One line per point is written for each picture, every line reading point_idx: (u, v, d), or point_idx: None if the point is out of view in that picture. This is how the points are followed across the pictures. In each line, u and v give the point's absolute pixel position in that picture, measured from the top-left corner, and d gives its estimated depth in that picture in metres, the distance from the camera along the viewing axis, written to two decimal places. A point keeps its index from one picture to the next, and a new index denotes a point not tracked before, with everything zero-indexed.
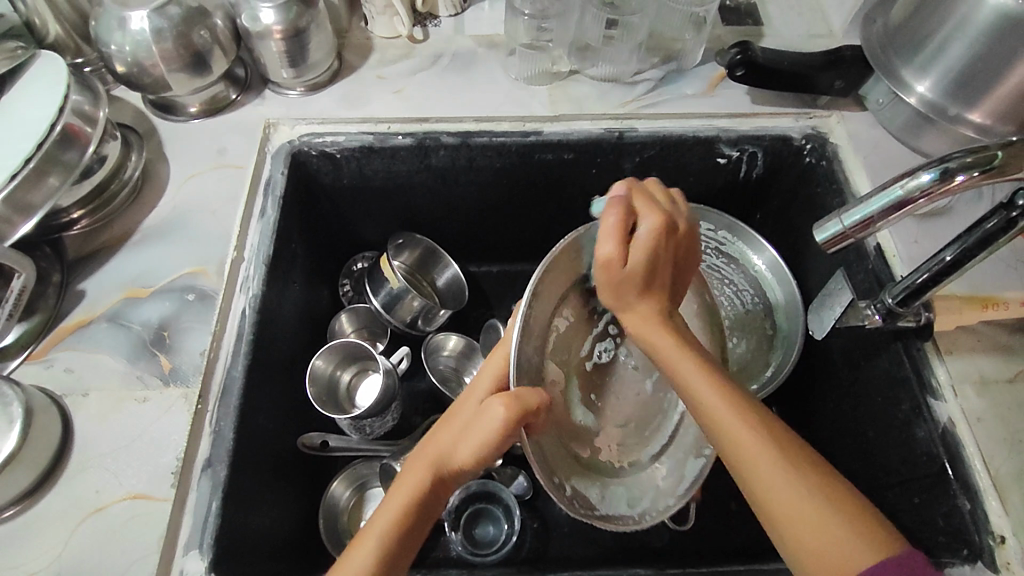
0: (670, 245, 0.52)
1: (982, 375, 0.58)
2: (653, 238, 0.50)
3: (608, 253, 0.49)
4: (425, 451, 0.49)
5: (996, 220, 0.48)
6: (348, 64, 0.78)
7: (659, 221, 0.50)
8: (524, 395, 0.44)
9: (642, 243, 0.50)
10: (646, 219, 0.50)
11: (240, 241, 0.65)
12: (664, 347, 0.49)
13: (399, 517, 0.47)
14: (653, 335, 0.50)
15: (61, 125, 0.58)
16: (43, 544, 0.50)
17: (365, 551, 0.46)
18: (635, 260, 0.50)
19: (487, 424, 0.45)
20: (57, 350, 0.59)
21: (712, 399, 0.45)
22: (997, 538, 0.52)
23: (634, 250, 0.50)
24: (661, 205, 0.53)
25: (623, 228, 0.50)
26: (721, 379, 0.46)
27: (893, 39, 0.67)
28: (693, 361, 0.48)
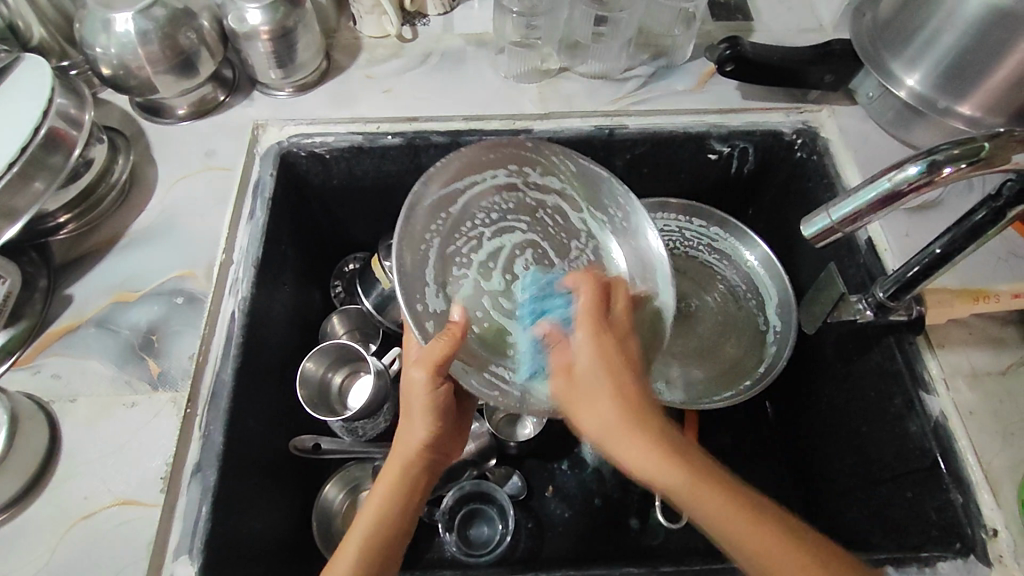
0: (624, 325, 0.53)
1: (973, 368, 0.58)
2: (585, 343, 0.51)
3: (563, 379, 0.52)
4: (396, 451, 0.54)
5: (985, 211, 0.48)
6: (336, 64, 0.77)
7: (586, 329, 0.51)
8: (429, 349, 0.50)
9: (581, 358, 0.51)
10: (579, 335, 0.51)
11: (229, 244, 0.64)
12: (638, 458, 0.46)
13: (380, 509, 0.51)
14: (641, 460, 0.46)
15: (46, 129, 0.58)
16: (32, 551, 0.49)
17: (353, 540, 0.50)
18: (579, 374, 0.51)
19: (417, 394, 0.52)
20: (45, 355, 0.58)
21: (728, 517, 0.43)
22: (989, 531, 0.52)
23: (579, 367, 0.51)
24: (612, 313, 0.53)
25: (577, 345, 0.51)
26: (717, 479, 0.45)
27: (882, 32, 0.67)
28: (682, 474, 0.44)
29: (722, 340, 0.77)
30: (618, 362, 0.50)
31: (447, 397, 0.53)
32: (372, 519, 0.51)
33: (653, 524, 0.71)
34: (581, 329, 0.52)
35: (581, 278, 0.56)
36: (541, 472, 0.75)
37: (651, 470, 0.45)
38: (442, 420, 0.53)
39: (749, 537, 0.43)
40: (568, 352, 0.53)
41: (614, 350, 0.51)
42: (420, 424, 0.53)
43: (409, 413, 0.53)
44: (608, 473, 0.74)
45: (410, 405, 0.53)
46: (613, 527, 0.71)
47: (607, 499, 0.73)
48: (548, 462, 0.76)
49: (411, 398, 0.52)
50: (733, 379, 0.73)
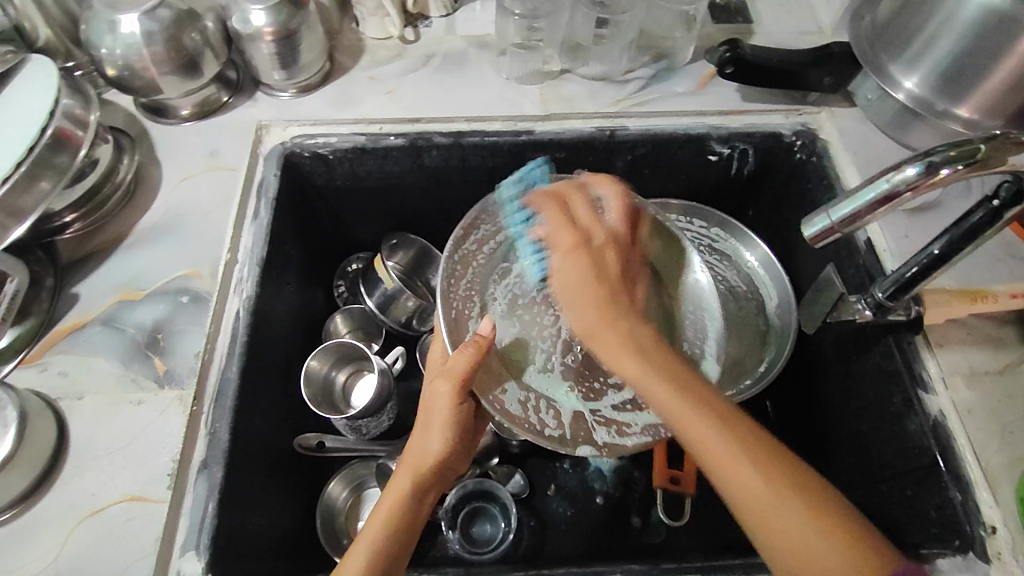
0: (590, 224, 0.55)
1: (971, 367, 0.59)
2: (565, 258, 0.53)
3: (559, 271, 0.53)
4: (408, 460, 0.54)
5: (981, 212, 0.49)
6: (340, 65, 0.78)
7: (563, 244, 0.54)
8: (455, 361, 0.52)
9: (570, 265, 0.53)
10: (563, 240, 0.54)
11: (233, 243, 0.65)
12: (608, 352, 0.49)
13: (393, 515, 0.51)
14: (611, 352, 0.49)
15: (53, 129, 0.58)
16: (40, 548, 0.50)
17: (362, 545, 0.49)
18: (569, 273, 0.52)
19: (442, 405, 0.53)
20: (52, 354, 0.59)
21: (694, 420, 0.44)
22: (988, 528, 0.52)
23: (570, 268, 0.52)
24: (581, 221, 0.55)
25: (572, 242, 0.53)
26: (691, 386, 0.46)
27: (881, 35, 0.67)
28: (656, 374, 0.47)
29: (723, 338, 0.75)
30: (597, 270, 0.52)
31: (466, 415, 0.54)
32: (382, 524, 0.50)
33: (654, 522, 0.72)
34: (552, 228, 0.55)
35: (540, 194, 0.57)
36: (543, 471, 0.76)
37: (625, 372, 0.48)
38: (459, 437, 0.55)
39: (711, 444, 0.44)
40: (553, 260, 0.54)
41: (595, 262, 0.53)
42: (438, 437, 0.53)
43: (428, 423, 0.54)
44: (608, 471, 0.75)
45: (433, 415, 0.53)
46: (616, 525, 0.72)
47: (609, 497, 0.74)
48: (550, 461, 0.76)
49: (436, 408, 0.53)
50: (733, 378, 0.73)
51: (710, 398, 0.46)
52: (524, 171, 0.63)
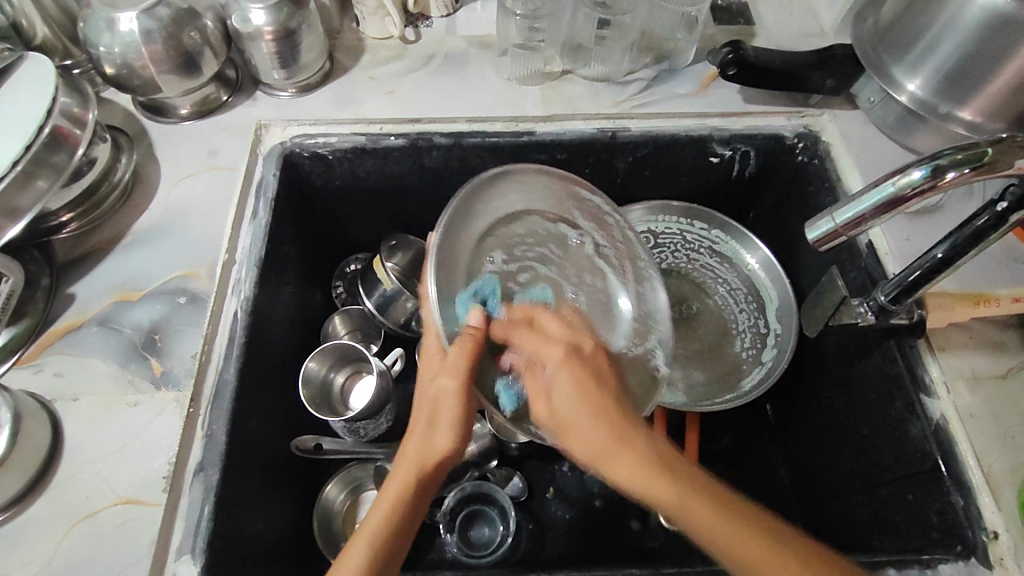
0: (569, 332, 0.53)
1: (974, 372, 0.58)
2: (558, 371, 0.49)
3: (540, 400, 0.50)
4: (408, 453, 0.50)
5: (987, 215, 0.49)
6: (340, 64, 0.78)
7: (557, 358, 0.50)
8: (456, 358, 0.49)
9: (561, 380, 0.49)
10: (550, 356, 0.50)
11: (231, 243, 0.64)
12: (632, 478, 0.46)
13: (390, 512, 0.48)
14: (632, 480, 0.46)
15: (50, 128, 0.58)
16: (33, 551, 0.49)
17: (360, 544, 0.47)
18: (558, 396, 0.49)
19: (448, 401, 0.49)
20: (47, 354, 0.58)
21: (724, 528, 0.43)
22: (990, 533, 0.52)
23: (557, 397, 0.49)
24: (562, 333, 0.52)
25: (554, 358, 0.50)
26: (707, 485, 0.45)
27: (883, 37, 0.67)
28: (678, 489, 0.44)
29: (721, 343, 0.77)
30: (585, 378, 0.49)
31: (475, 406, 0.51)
32: (382, 523, 0.48)
33: (654, 526, 0.71)
34: (544, 351, 0.51)
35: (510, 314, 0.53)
36: (542, 474, 0.75)
37: (599, 457, 0.47)
38: (467, 430, 0.50)
39: (743, 545, 0.43)
40: (540, 375, 0.50)
41: (591, 374, 0.50)
42: (444, 433, 0.50)
43: (430, 417, 0.50)
44: None
45: (438, 411, 0.49)
46: (614, 527, 0.72)
47: (608, 500, 0.73)
48: (549, 464, 0.76)
49: (441, 404, 0.49)
50: (733, 382, 0.74)
51: (722, 492, 0.45)
52: (477, 280, 0.54)
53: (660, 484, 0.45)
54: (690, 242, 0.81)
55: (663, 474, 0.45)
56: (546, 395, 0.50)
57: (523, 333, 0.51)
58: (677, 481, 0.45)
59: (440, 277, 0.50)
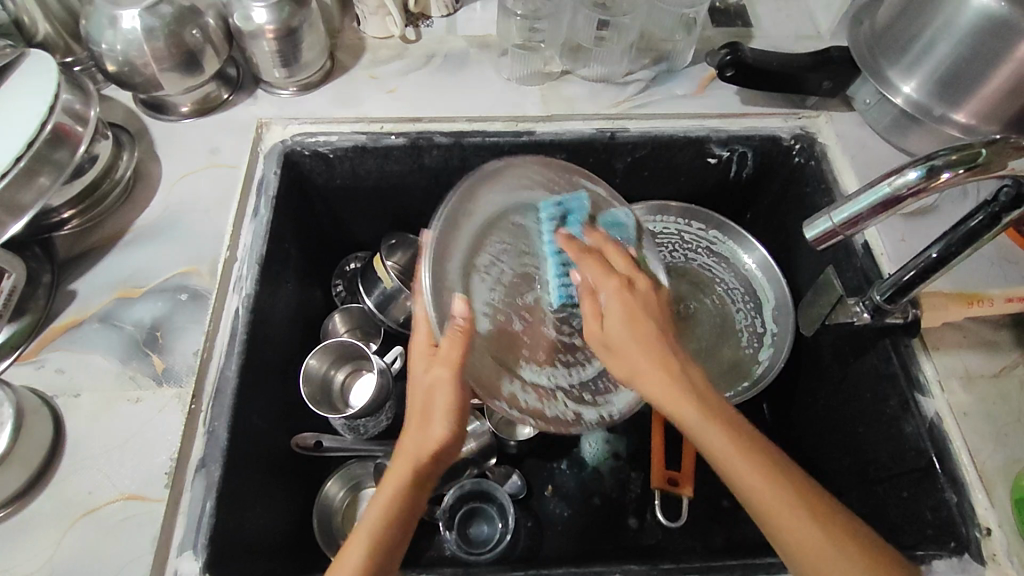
0: (629, 270, 0.56)
1: (968, 370, 0.59)
2: (613, 297, 0.53)
3: (592, 325, 0.53)
4: (405, 448, 0.50)
5: (981, 217, 0.49)
6: (340, 64, 0.78)
7: (614, 286, 0.53)
8: (450, 348, 0.50)
9: (616, 310, 0.52)
10: (608, 284, 0.54)
11: (233, 241, 0.64)
12: (661, 393, 0.48)
13: (387, 506, 0.48)
14: (665, 400, 0.48)
15: (52, 124, 0.58)
16: (35, 546, 0.49)
17: (358, 544, 0.47)
18: (613, 321, 0.52)
19: (444, 391, 0.50)
20: (48, 351, 0.58)
21: (738, 462, 0.45)
22: (983, 530, 0.53)
23: (609, 318, 0.52)
24: (623, 273, 0.56)
25: (615, 287, 0.53)
26: (728, 416, 0.47)
27: (879, 40, 0.68)
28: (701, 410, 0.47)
29: (718, 345, 0.77)
30: (645, 312, 0.52)
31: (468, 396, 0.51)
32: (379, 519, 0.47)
33: (651, 523, 0.72)
34: (594, 275, 0.55)
35: (576, 251, 0.57)
36: (541, 471, 0.76)
37: (678, 414, 0.47)
38: (461, 417, 0.50)
39: (767, 494, 0.44)
40: (596, 301, 0.54)
41: (648, 309, 0.52)
42: (438, 423, 0.50)
43: (427, 410, 0.50)
44: (604, 472, 0.76)
45: (433, 403, 0.50)
46: (612, 524, 0.72)
47: (606, 497, 0.74)
48: (547, 462, 0.76)
49: (435, 395, 0.50)
50: (731, 382, 0.74)
51: (768, 450, 0.46)
52: (567, 197, 0.63)
53: (756, 475, 0.44)
54: (687, 242, 0.81)
55: (764, 469, 0.45)
56: (599, 320, 0.53)
57: (583, 271, 0.56)
58: (772, 473, 0.44)
59: (436, 271, 0.52)
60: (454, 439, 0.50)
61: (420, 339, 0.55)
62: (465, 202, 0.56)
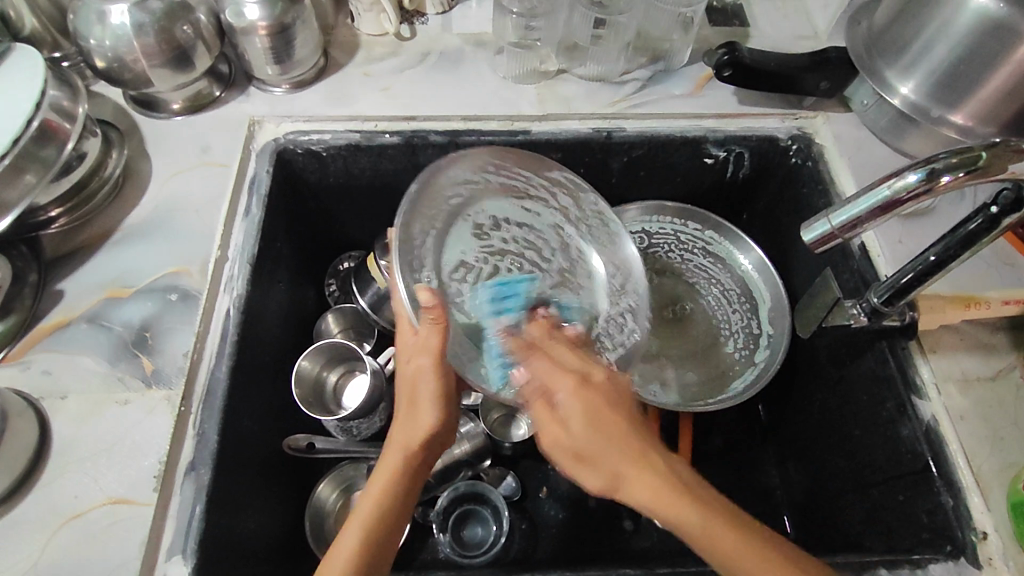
0: (587, 363, 0.47)
1: (965, 373, 0.59)
2: (571, 398, 0.44)
3: (546, 433, 0.45)
4: (393, 439, 0.50)
5: (979, 220, 0.49)
6: (333, 61, 0.77)
7: (570, 384, 0.45)
8: (428, 337, 0.49)
9: (574, 416, 0.44)
10: (563, 387, 0.45)
11: (224, 241, 0.63)
12: (651, 498, 0.42)
13: (381, 501, 0.48)
14: (644, 486, 0.42)
15: (39, 121, 0.57)
16: (20, 551, 0.48)
17: (353, 529, 0.46)
18: (574, 432, 0.43)
19: (426, 382, 0.50)
20: (35, 352, 0.57)
21: (731, 543, 0.41)
22: (979, 534, 0.53)
23: (568, 430, 0.44)
24: (575, 363, 0.47)
25: (567, 381, 0.45)
26: (697, 488, 0.42)
27: (876, 41, 0.67)
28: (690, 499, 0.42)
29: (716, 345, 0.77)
30: (606, 406, 0.44)
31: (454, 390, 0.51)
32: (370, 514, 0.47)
33: (646, 525, 0.72)
34: (540, 374, 0.46)
35: (523, 342, 0.49)
36: (536, 473, 0.75)
37: (660, 501, 0.42)
38: (449, 403, 0.51)
39: (731, 547, 0.41)
40: (546, 361, 0.47)
41: (611, 401, 0.45)
42: (428, 411, 0.50)
43: (414, 403, 0.50)
44: None
45: (418, 391, 0.50)
46: (606, 527, 0.72)
47: (601, 500, 0.73)
48: (542, 464, 0.76)
49: (419, 383, 0.50)
50: (726, 383, 0.74)
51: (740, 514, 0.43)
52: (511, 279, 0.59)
53: (729, 533, 0.41)
54: (682, 243, 0.81)
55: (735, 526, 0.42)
56: (556, 423, 0.45)
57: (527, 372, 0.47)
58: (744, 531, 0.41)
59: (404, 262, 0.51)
60: (443, 427, 0.50)
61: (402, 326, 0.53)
62: (428, 194, 0.56)
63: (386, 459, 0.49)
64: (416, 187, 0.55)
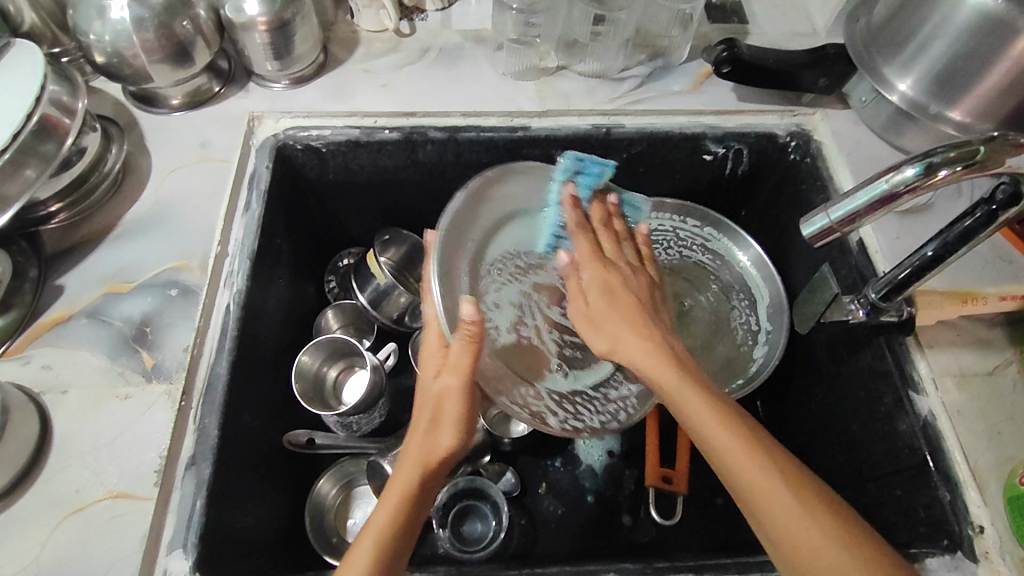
0: (620, 255, 0.59)
1: (962, 369, 0.59)
2: (587, 266, 0.57)
3: (573, 296, 0.56)
4: (409, 453, 0.49)
5: (977, 215, 0.49)
6: (333, 57, 0.77)
7: (597, 266, 0.56)
8: (460, 356, 0.49)
9: (591, 279, 0.56)
10: (587, 267, 0.57)
11: (224, 236, 0.63)
12: (648, 366, 0.49)
13: (394, 511, 0.46)
14: (645, 358, 0.49)
15: (39, 116, 0.57)
16: (21, 545, 0.49)
17: (363, 547, 0.46)
18: (590, 284, 0.55)
19: (453, 399, 0.49)
20: (35, 346, 0.57)
21: (741, 455, 0.44)
22: (976, 527, 0.53)
23: (585, 288, 0.55)
24: (609, 251, 0.59)
25: (592, 260, 0.57)
26: (701, 379, 0.48)
27: (875, 38, 0.67)
28: (740, 440, 0.44)
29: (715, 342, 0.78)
30: (615, 282, 0.55)
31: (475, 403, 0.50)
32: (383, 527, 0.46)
33: (644, 521, 0.72)
34: (583, 254, 0.58)
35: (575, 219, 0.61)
36: (536, 469, 0.75)
37: (653, 367, 0.48)
38: (471, 423, 0.50)
39: (751, 469, 0.43)
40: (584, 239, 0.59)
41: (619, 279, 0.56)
42: (447, 431, 0.49)
43: (434, 414, 0.50)
44: (598, 468, 0.75)
45: (442, 408, 0.49)
46: (604, 522, 0.72)
47: (600, 495, 0.74)
48: (542, 460, 0.76)
49: (446, 401, 0.49)
50: (724, 379, 0.74)
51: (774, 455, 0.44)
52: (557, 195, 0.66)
53: (742, 456, 0.44)
54: (681, 239, 0.81)
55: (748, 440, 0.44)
56: (577, 286, 0.56)
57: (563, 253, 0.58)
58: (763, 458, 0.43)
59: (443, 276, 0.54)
60: (461, 447, 0.49)
61: (431, 341, 0.54)
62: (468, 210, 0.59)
63: (402, 471, 0.48)
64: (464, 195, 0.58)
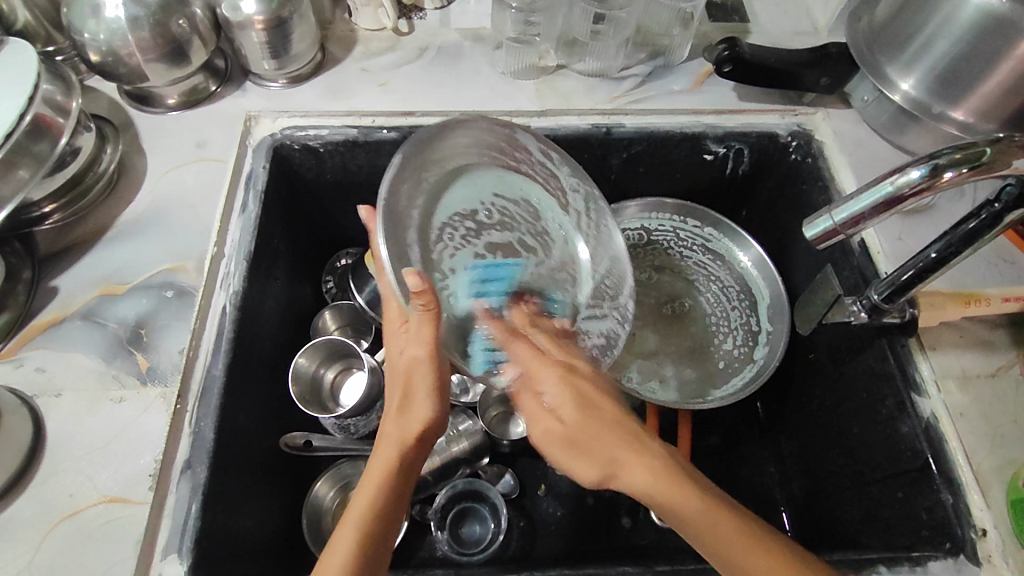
0: (569, 354, 0.53)
1: (964, 371, 0.59)
2: (554, 384, 0.49)
3: (537, 414, 0.49)
4: (386, 436, 0.48)
5: (982, 216, 0.49)
6: (331, 56, 0.76)
7: (557, 371, 0.49)
8: (422, 326, 0.47)
9: (557, 395, 0.48)
10: (551, 379, 0.49)
11: (220, 237, 0.63)
12: (637, 476, 0.44)
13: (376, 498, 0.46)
14: (639, 475, 0.44)
15: (32, 115, 0.56)
16: (14, 550, 0.48)
17: (348, 530, 0.45)
18: (552, 403, 0.48)
19: (422, 373, 0.48)
20: (29, 349, 0.57)
21: (740, 551, 0.42)
22: (979, 531, 0.53)
23: (549, 401, 0.48)
24: (552, 350, 0.53)
25: (553, 365, 0.50)
26: (693, 476, 0.44)
27: (877, 37, 0.67)
28: (736, 533, 0.42)
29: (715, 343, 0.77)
30: (588, 391, 0.48)
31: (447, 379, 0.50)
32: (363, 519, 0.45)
33: (643, 523, 0.72)
34: (533, 361, 0.50)
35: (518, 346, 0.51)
36: (535, 472, 0.75)
37: (645, 477, 0.44)
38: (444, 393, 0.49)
39: (759, 569, 0.41)
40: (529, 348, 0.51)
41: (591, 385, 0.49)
42: (422, 403, 0.48)
43: (407, 400, 0.49)
44: None
45: (413, 384, 0.48)
46: (604, 525, 0.72)
47: (600, 497, 0.73)
48: (541, 462, 0.75)
49: (415, 377, 0.48)
50: (724, 381, 0.74)
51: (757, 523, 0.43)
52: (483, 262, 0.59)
53: (741, 548, 0.42)
54: (683, 239, 0.81)
55: (746, 535, 0.42)
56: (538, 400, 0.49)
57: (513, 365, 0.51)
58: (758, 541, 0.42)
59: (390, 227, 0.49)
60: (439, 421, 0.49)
61: (393, 315, 0.53)
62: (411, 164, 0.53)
63: (380, 456, 0.47)
64: (405, 153, 0.53)
